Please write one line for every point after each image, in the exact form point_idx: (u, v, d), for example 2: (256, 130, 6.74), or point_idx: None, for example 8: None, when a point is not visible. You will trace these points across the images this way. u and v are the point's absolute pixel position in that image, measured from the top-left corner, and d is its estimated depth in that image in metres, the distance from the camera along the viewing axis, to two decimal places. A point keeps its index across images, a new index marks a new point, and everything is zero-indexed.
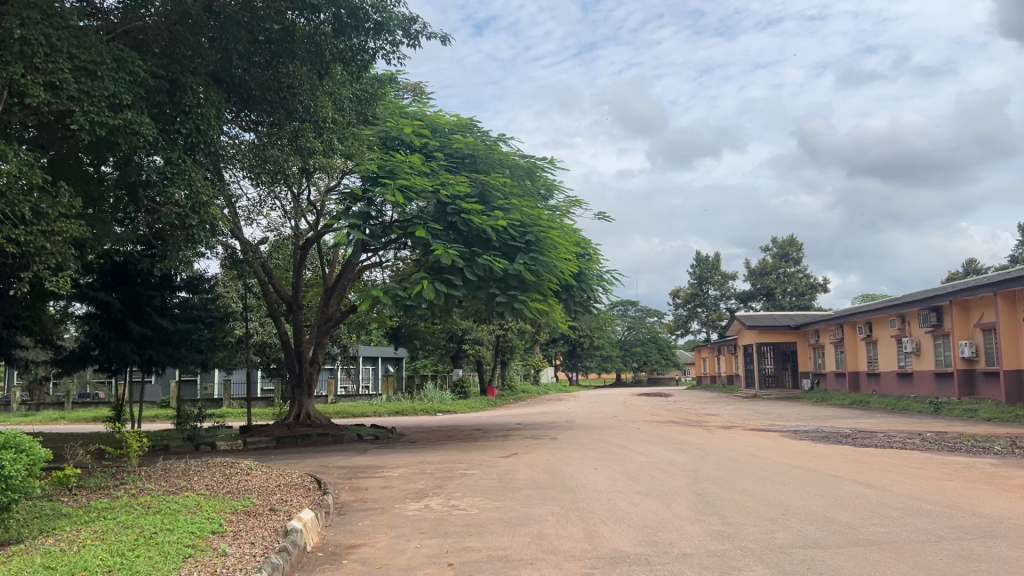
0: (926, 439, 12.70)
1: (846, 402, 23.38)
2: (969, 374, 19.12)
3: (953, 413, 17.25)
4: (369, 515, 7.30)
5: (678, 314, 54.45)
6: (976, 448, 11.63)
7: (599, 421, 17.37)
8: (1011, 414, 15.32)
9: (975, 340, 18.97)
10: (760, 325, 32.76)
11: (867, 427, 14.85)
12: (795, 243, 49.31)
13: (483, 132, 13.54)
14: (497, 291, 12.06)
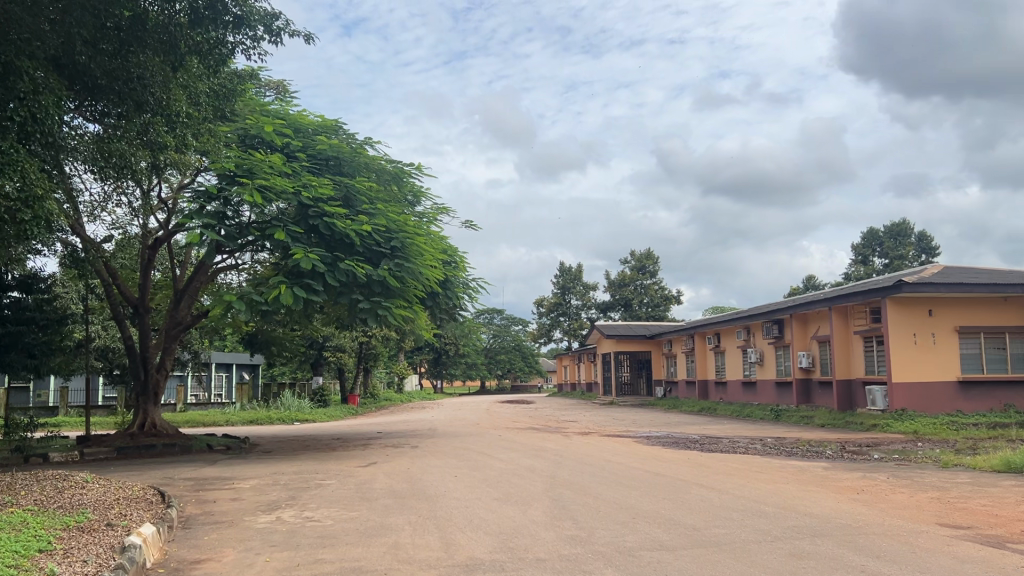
0: (766, 445, 13.48)
1: (696, 409, 24.47)
2: (806, 383, 20.46)
3: (791, 420, 18.41)
4: (217, 528, 6.98)
5: (541, 323, 55.40)
6: (809, 452, 12.43)
7: (459, 429, 17.41)
8: (841, 421, 16.50)
9: (811, 351, 20.30)
10: (618, 335, 33.82)
11: (713, 433, 15.61)
12: (653, 256, 51.21)
13: (349, 134, 13.33)
14: (360, 297, 11.86)
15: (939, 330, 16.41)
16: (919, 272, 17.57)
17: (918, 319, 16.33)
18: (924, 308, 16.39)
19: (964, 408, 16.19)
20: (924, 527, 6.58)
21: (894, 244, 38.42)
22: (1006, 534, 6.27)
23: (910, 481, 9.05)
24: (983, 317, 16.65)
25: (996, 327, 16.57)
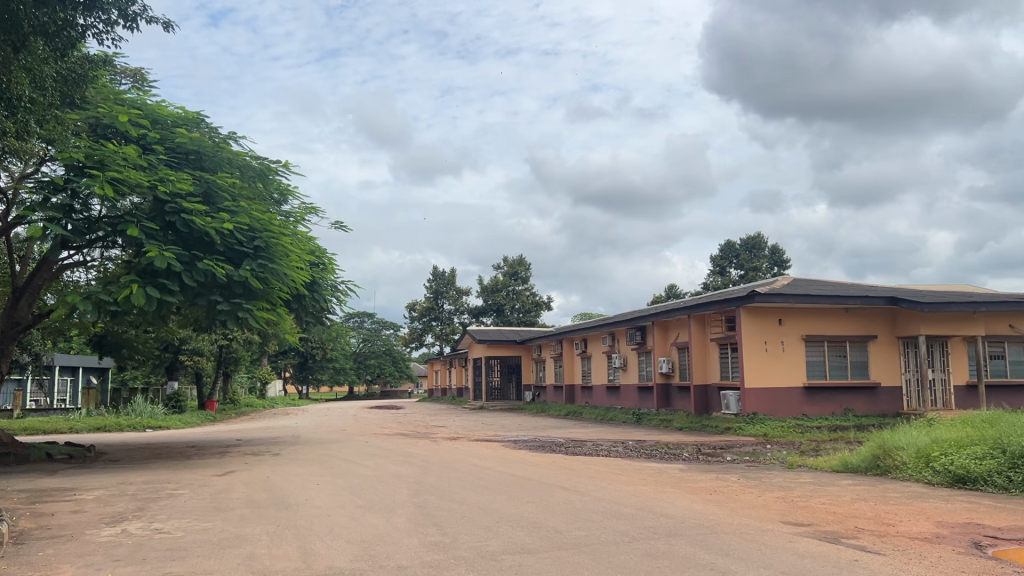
0: (628, 447, 13.91)
1: (563, 413, 24.94)
2: (666, 388, 21.25)
3: (651, 423, 19.09)
4: (53, 543, 6.51)
5: (412, 327, 55.03)
6: (668, 454, 12.90)
7: (324, 435, 17.04)
8: (698, 424, 17.24)
9: (671, 357, 21.09)
10: (489, 340, 34.00)
11: (578, 437, 15.95)
12: (524, 262, 51.93)
13: (211, 128, 12.81)
14: (219, 299, 11.42)
15: (788, 338, 17.40)
16: (771, 283, 18.60)
17: (769, 328, 17.27)
18: (774, 318, 17.35)
19: (808, 411, 17.26)
20: (770, 525, 6.93)
21: (749, 256, 40.59)
22: (843, 530, 6.70)
23: (758, 481, 9.55)
24: (828, 326, 17.76)
25: (838, 336, 17.72)
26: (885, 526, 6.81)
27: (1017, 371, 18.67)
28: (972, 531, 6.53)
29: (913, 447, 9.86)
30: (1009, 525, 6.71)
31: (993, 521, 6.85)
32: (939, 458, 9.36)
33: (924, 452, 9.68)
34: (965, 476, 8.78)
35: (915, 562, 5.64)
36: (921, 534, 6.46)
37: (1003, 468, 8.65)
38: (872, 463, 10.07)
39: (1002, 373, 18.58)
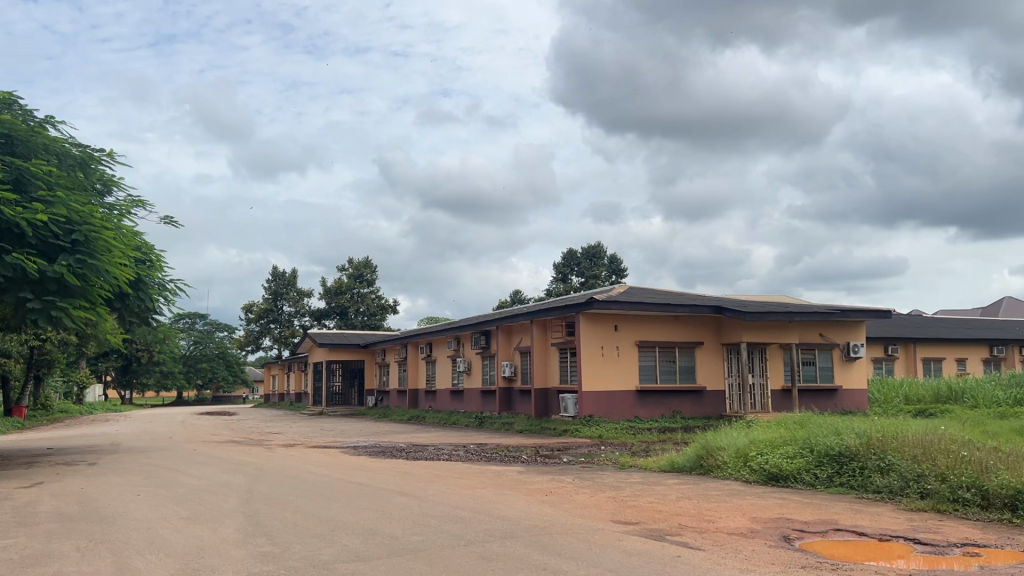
0: (468, 451, 13.98)
1: (405, 418, 24.73)
2: (508, 392, 21.54)
3: (493, 426, 19.31)
4: None
5: (249, 330, 52.92)
6: (507, 457, 13.08)
7: (149, 443, 16.04)
8: (537, 427, 17.61)
9: (514, 361, 21.42)
10: (331, 343, 33.10)
11: (419, 441, 15.86)
12: (370, 265, 51.15)
13: (24, 110, 11.77)
14: (28, 295, 10.51)
15: (623, 343, 18.08)
16: (609, 291, 19.26)
17: (606, 333, 17.88)
18: (611, 323, 17.98)
19: (641, 414, 18.03)
20: (601, 524, 7.16)
21: (590, 264, 41.90)
22: (668, 527, 7.03)
23: (592, 482, 9.85)
24: (660, 333, 18.60)
25: (669, 342, 18.61)
26: (706, 522, 7.19)
27: (825, 376, 20.31)
28: (782, 525, 7.02)
29: (733, 447, 10.49)
30: (814, 518, 7.27)
31: (800, 516, 7.39)
32: (756, 458, 9.99)
33: (742, 452, 10.31)
34: (778, 474, 9.42)
35: (731, 556, 6.00)
36: (738, 530, 6.87)
37: (810, 466, 9.36)
38: (696, 463, 10.63)
39: (813, 378, 20.16)
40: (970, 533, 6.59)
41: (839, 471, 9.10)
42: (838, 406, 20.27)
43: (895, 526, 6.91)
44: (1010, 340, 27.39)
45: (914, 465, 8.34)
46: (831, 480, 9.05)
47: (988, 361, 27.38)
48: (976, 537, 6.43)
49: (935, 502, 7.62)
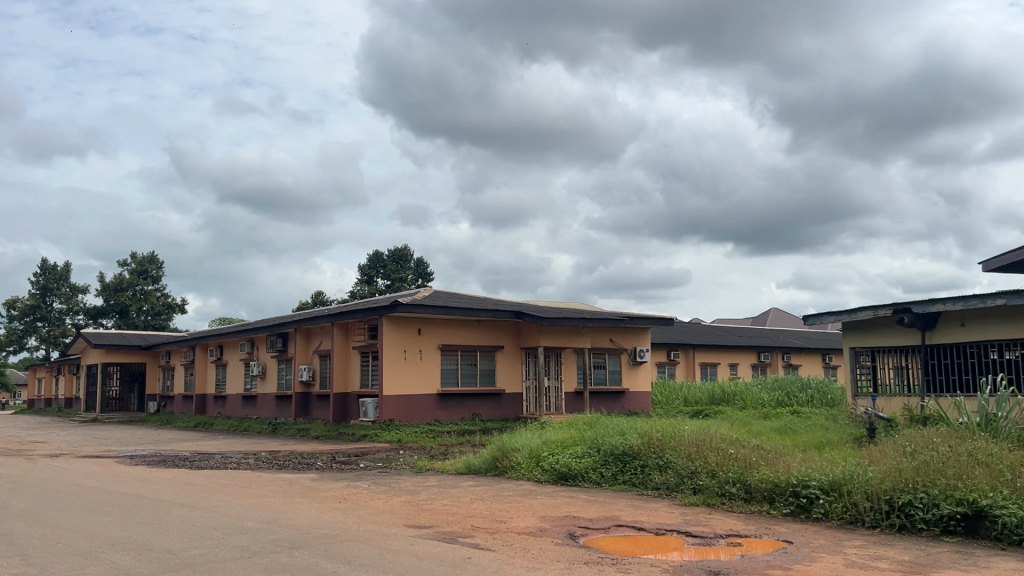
0: (260, 459, 13.40)
1: (191, 425, 23.32)
2: (305, 396, 20.90)
3: (288, 433, 18.66)
4: None
5: (11, 328, 47.77)
6: (301, 464, 12.67)
7: None
8: (335, 433, 17.21)
9: (312, 365, 20.81)
10: (108, 344, 30.58)
11: (205, 449, 15.00)
12: (155, 260, 47.83)
13: None
14: None
15: (425, 347, 18.07)
16: (413, 295, 19.20)
17: (408, 337, 17.79)
18: (414, 327, 17.92)
19: (441, 417, 18.14)
20: (394, 529, 7.09)
21: (394, 267, 41.65)
22: (460, 529, 7.09)
23: (387, 487, 9.76)
24: (462, 336, 18.77)
25: (470, 345, 18.83)
26: (497, 523, 7.33)
27: (615, 379, 21.40)
28: (569, 523, 7.29)
29: (527, 448, 10.78)
30: (598, 515, 7.62)
31: (586, 513, 7.72)
32: (547, 458, 10.33)
33: (535, 452, 10.62)
34: (567, 473, 9.82)
35: (520, 555, 6.14)
36: (528, 529, 7.06)
37: (597, 465, 9.81)
38: (491, 464, 10.83)
39: (604, 381, 21.16)
40: (734, 524, 7.18)
41: (623, 469, 9.60)
42: (626, 407, 21.44)
43: (669, 520, 7.40)
44: (775, 348, 30.20)
45: (688, 462, 8.96)
46: (616, 478, 9.54)
47: (756, 366, 30.04)
48: (739, 528, 7.00)
49: (706, 497, 8.24)
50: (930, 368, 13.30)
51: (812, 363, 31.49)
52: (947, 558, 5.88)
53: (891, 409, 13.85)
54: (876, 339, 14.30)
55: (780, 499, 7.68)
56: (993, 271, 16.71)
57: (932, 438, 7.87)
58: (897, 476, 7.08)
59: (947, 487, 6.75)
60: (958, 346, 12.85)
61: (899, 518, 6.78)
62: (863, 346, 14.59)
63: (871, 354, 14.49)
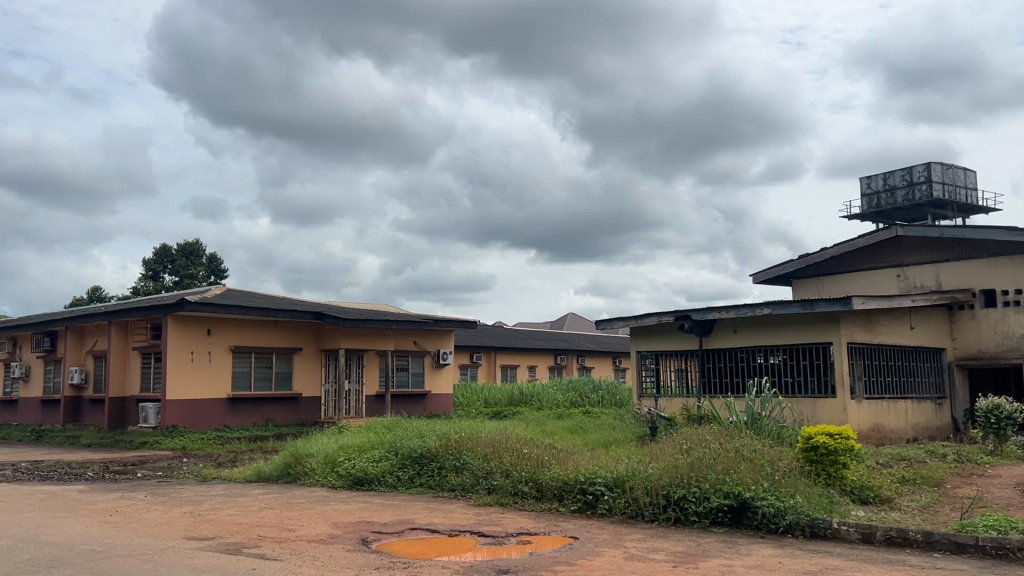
0: (19, 470, 12.10)
1: None
2: (75, 401, 19.16)
3: (54, 441, 17.03)
4: None
5: None
6: (68, 475, 11.57)
7: None
8: (110, 441, 15.91)
9: (85, 367, 19.12)
10: None
11: None
12: None
13: None
14: None
15: (216, 348, 17.14)
16: (203, 293, 18.15)
17: (197, 337, 16.79)
18: (203, 328, 16.94)
19: (230, 422, 17.29)
20: (170, 542, 6.62)
21: (184, 263, 39.30)
22: (245, 540, 6.75)
23: (166, 498, 9.13)
24: (256, 338, 17.99)
25: (265, 347, 18.09)
26: (285, 532, 7.05)
27: (417, 381, 21.35)
28: (361, 529, 7.16)
29: (321, 454, 10.49)
30: (391, 520, 7.54)
31: (380, 517, 7.61)
32: (343, 463, 10.12)
33: (331, 458, 10.36)
34: (363, 478, 9.69)
35: (308, 564, 5.93)
36: (317, 536, 6.85)
37: (394, 468, 9.73)
38: (283, 471, 10.44)
39: (405, 383, 21.05)
40: (524, 522, 7.37)
41: (420, 472, 9.59)
42: (426, 409, 21.45)
43: (463, 521, 7.46)
44: (570, 351, 31.50)
45: (484, 463, 9.08)
46: (412, 481, 9.51)
47: (553, 369, 31.18)
48: (529, 526, 7.19)
49: (499, 496, 8.41)
50: (706, 371, 14.37)
51: (603, 366, 33.16)
52: (715, 547, 6.36)
53: (671, 409, 14.83)
54: (660, 344, 15.26)
55: (569, 496, 7.97)
56: (762, 283, 18.37)
57: (706, 436, 8.46)
58: (674, 471, 7.56)
59: (716, 482, 7.29)
60: (731, 351, 13.98)
61: (675, 511, 7.25)
62: (649, 350, 15.51)
63: (655, 358, 15.44)
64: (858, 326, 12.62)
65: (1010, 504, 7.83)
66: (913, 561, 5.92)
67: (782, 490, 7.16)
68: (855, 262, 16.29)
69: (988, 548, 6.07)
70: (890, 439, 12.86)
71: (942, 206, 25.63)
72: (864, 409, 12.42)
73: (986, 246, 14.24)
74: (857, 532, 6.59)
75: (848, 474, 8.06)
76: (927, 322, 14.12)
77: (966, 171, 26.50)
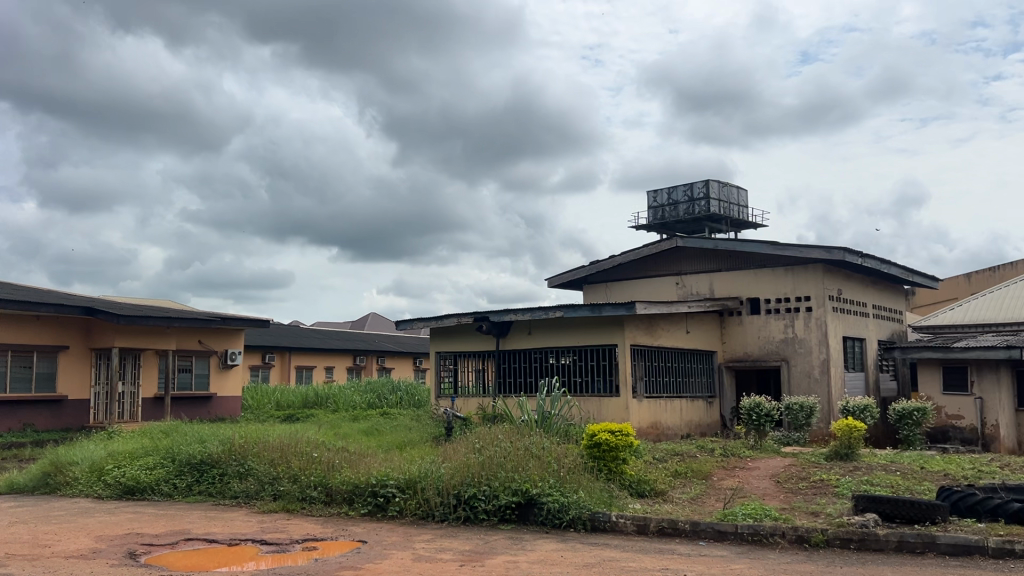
0: None
1: None
2: None
3: None
4: None
5: None
6: None
7: None
8: None
9: None
10: None
11: None
12: None
13: None
14: None
15: None
16: None
17: None
18: None
19: None
20: None
21: None
22: None
23: None
24: (14, 334, 16.23)
25: (25, 345, 16.37)
26: (39, 548, 6.38)
27: (201, 383, 20.19)
28: (129, 541, 6.63)
29: (87, 462, 9.63)
30: (165, 530, 7.05)
31: (152, 529, 7.09)
32: (111, 471, 9.34)
33: (97, 466, 9.54)
34: (135, 487, 9.01)
35: None
36: (76, 551, 6.26)
37: (169, 475, 9.12)
38: (41, 482, 9.49)
39: (187, 385, 19.84)
40: (311, 528, 7.16)
41: (199, 480, 9.05)
42: (211, 413, 20.33)
43: (245, 530, 7.11)
44: (369, 352, 31.11)
45: (270, 468, 8.72)
46: (190, 489, 8.96)
47: (351, 369, 30.65)
48: (315, 532, 6.98)
49: (285, 502, 8.12)
50: (501, 371, 14.70)
51: (403, 366, 33.04)
52: (501, 544, 6.48)
53: (467, 409, 15.06)
54: (457, 345, 15.43)
55: (359, 499, 7.85)
56: (557, 287, 19.03)
57: (497, 436, 8.62)
58: (465, 470, 7.63)
59: (505, 480, 7.45)
60: (524, 352, 14.38)
61: (464, 510, 7.34)
62: (447, 351, 15.62)
63: (452, 358, 15.57)
64: (641, 329, 13.41)
65: (766, 493, 8.63)
66: (681, 549, 6.34)
67: (566, 486, 7.44)
68: (640, 270, 17.28)
69: (744, 534, 6.63)
70: (667, 435, 13.77)
71: (718, 220, 27.94)
72: (644, 408, 13.22)
73: (753, 258, 15.64)
74: (633, 523, 6.97)
75: (627, 469, 8.53)
76: (701, 326, 15.27)
77: (739, 190, 28.97)
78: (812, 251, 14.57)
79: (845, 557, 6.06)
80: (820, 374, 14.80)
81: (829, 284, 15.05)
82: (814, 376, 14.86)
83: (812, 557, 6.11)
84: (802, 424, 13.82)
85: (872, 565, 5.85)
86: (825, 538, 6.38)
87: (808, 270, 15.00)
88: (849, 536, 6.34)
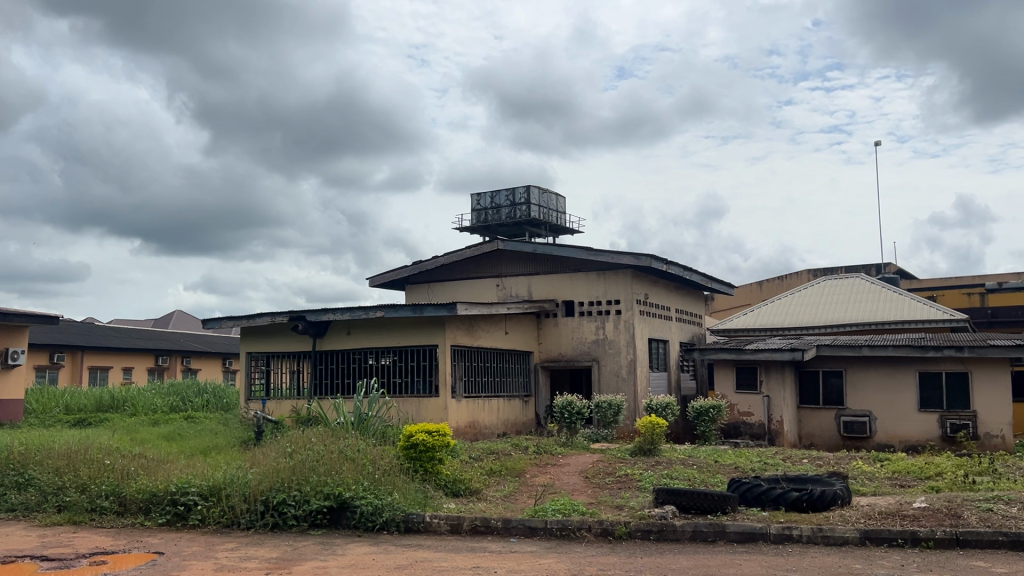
0: None
1: None
2: None
3: None
4: None
5: None
6: None
7: None
8: None
9: None
10: None
11: None
12: None
13: None
14: None
15: None
16: None
17: None
18: None
19: None
20: None
21: None
22: None
23: None
24: None
25: None
26: None
27: None
28: None
29: None
30: None
31: None
32: None
33: None
34: None
35: None
36: None
37: None
38: None
39: None
40: (100, 541, 6.64)
41: None
42: None
43: (22, 546, 6.47)
44: (172, 351, 29.37)
45: (54, 477, 8.02)
46: None
47: (153, 370, 28.79)
48: (105, 545, 6.47)
49: (71, 514, 7.49)
50: (317, 372, 14.33)
51: (211, 367, 31.46)
52: (311, 550, 6.30)
53: (280, 412, 14.56)
54: (270, 344, 14.87)
55: (156, 508, 7.37)
56: (378, 287, 18.79)
57: (310, 438, 8.40)
58: (274, 475, 7.36)
59: (317, 483, 7.24)
60: (341, 352, 14.10)
61: (273, 516, 7.08)
62: (260, 351, 15.01)
63: (264, 359, 14.99)
64: (460, 330, 13.51)
65: (576, 489, 8.96)
66: (493, 547, 6.43)
67: (380, 488, 7.34)
68: (461, 272, 17.40)
69: (553, 530, 6.82)
70: (483, 434, 13.97)
71: (537, 224, 28.72)
72: (462, 407, 13.34)
73: (569, 263, 16.19)
74: (447, 523, 6.99)
75: (443, 469, 8.55)
76: (518, 327, 15.60)
77: (558, 197, 29.95)
78: (623, 257, 15.29)
79: (645, 548, 6.39)
80: (627, 374, 15.57)
81: (637, 289, 15.86)
82: (622, 375, 15.60)
83: (613, 549, 6.39)
84: (610, 422, 14.46)
85: (669, 554, 6.20)
86: (627, 531, 6.69)
87: (619, 275, 15.74)
88: (649, 528, 6.69)
